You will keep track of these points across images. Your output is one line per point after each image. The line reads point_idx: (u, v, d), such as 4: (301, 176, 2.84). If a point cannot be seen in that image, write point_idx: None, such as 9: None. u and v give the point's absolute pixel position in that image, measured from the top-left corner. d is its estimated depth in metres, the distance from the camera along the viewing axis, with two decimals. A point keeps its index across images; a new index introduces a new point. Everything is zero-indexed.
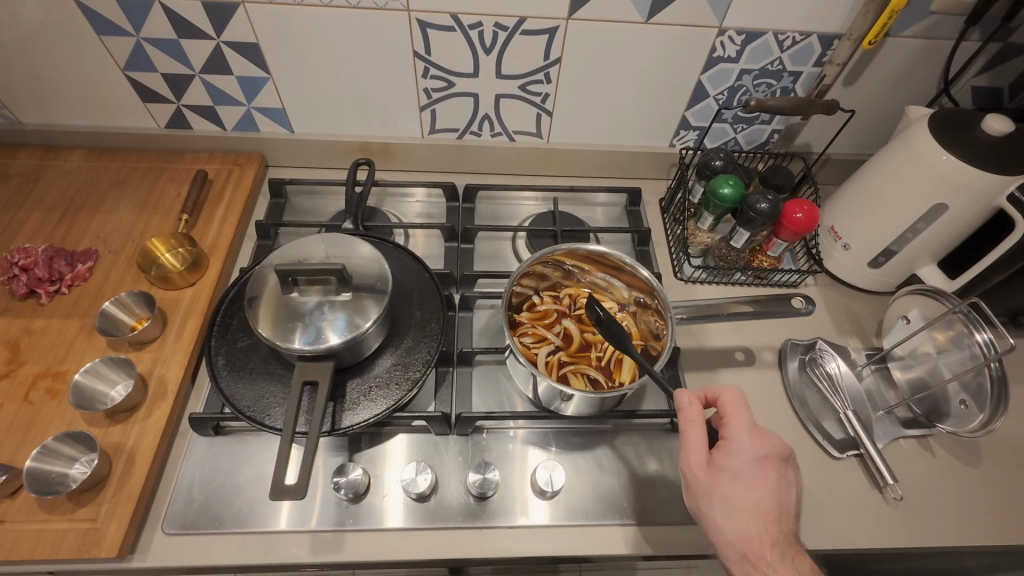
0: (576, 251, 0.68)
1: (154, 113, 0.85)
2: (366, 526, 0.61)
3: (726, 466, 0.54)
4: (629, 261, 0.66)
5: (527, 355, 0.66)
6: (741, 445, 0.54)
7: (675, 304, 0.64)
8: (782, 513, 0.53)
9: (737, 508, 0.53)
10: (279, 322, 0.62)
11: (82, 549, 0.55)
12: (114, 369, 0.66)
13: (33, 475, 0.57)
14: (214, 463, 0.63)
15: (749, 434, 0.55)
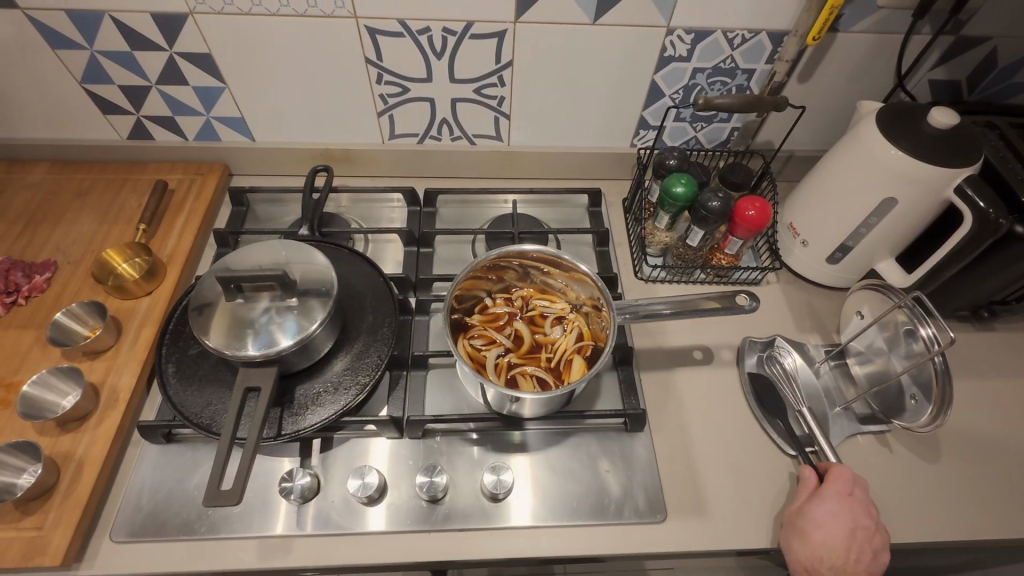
0: (508, 253, 0.67)
1: (115, 124, 0.86)
2: (313, 532, 0.61)
3: (812, 507, 0.60)
4: (565, 257, 0.67)
5: (476, 358, 0.66)
6: (827, 496, 0.60)
7: (658, 300, 0.64)
8: (863, 551, 0.57)
9: (808, 539, 0.58)
10: (225, 329, 0.62)
11: (26, 558, 0.55)
12: (64, 380, 0.66)
13: None
14: (164, 471, 0.64)
15: (841, 494, 0.60)
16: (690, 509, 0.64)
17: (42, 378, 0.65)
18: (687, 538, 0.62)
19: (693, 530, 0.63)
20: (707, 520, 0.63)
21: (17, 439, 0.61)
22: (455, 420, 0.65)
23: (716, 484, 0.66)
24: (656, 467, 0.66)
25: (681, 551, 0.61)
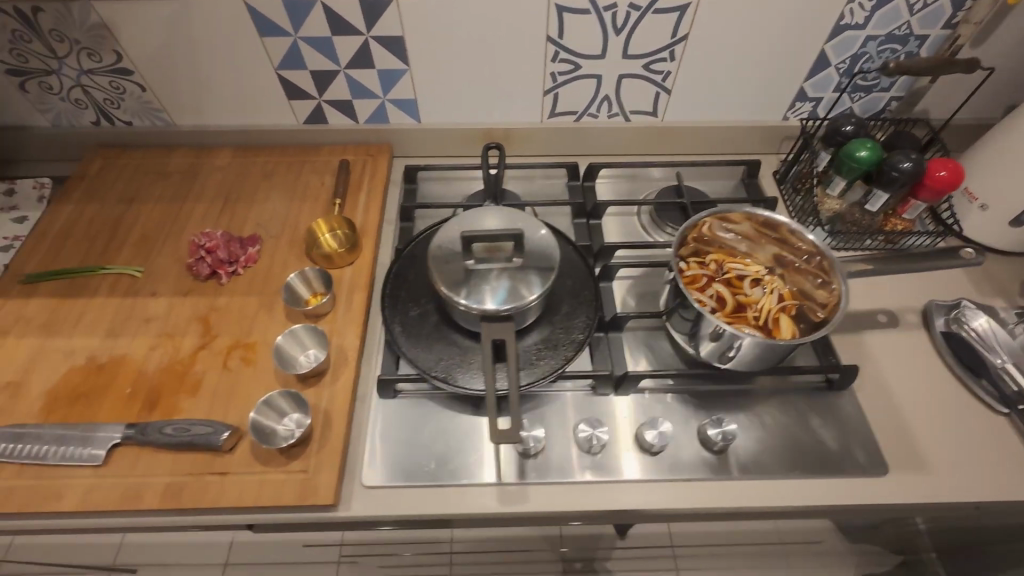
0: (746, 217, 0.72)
1: (296, 109, 0.91)
2: (546, 480, 0.64)
3: None
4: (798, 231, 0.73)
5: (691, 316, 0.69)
6: None
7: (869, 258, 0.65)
8: None
9: None
10: (453, 279, 0.66)
11: (302, 496, 0.60)
12: (309, 337, 0.71)
13: (255, 426, 0.63)
14: (397, 424, 0.67)
15: None
16: (908, 462, 0.65)
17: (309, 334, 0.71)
18: (912, 490, 0.63)
19: (916, 482, 0.64)
20: (931, 473, 0.64)
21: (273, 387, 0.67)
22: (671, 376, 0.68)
23: (930, 440, 0.67)
24: (866, 422, 0.68)
25: (907, 502, 0.62)
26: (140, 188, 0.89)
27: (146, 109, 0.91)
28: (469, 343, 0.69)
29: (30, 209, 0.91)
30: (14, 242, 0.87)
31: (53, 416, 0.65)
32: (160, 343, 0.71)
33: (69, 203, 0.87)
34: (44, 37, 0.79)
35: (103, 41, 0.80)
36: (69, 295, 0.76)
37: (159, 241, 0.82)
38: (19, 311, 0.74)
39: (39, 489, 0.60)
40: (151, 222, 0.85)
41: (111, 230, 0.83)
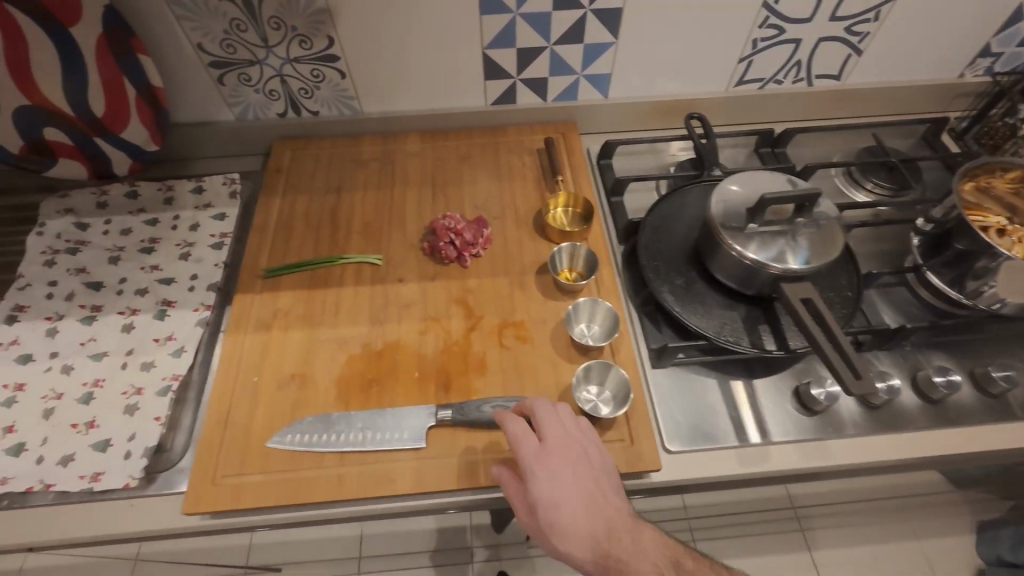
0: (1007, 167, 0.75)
1: (489, 89, 0.90)
2: (841, 434, 0.66)
3: None
4: None
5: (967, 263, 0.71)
6: None
7: None
8: None
9: None
10: (730, 226, 0.68)
11: (631, 464, 0.61)
12: (597, 312, 0.72)
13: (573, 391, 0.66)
14: (683, 391, 0.69)
15: None
16: None
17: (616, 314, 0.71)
18: None
19: None
20: None
21: (563, 358, 0.69)
22: (941, 328, 0.71)
23: None
24: None
25: None
26: (343, 177, 0.87)
27: (339, 97, 0.89)
28: (742, 307, 0.71)
29: (227, 206, 0.89)
30: (224, 240, 0.85)
31: (353, 405, 0.65)
32: (430, 328, 0.71)
33: (278, 197, 0.85)
34: (262, 25, 0.77)
35: (322, 27, 0.78)
36: (317, 286, 0.75)
37: (384, 228, 0.82)
38: (274, 305, 0.73)
39: (370, 475, 0.61)
40: (368, 210, 0.84)
41: (331, 221, 0.83)
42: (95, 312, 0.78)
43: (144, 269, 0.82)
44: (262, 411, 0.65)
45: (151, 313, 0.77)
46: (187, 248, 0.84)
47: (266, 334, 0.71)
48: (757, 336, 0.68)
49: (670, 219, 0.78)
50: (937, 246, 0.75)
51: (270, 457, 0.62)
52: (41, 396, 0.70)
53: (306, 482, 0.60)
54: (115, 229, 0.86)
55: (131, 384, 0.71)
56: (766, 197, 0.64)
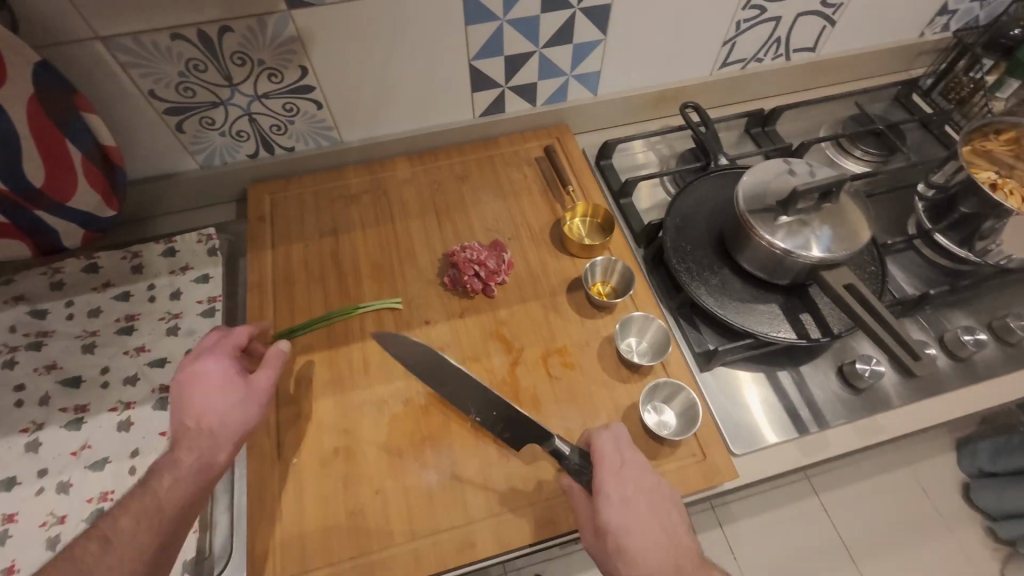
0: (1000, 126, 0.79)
1: (476, 102, 0.85)
2: (889, 407, 0.68)
3: None
4: None
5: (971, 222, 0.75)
6: None
7: None
8: None
9: None
10: (759, 215, 0.67)
11: (709, 477, 0.61)
12: (646, 327, 0.70)
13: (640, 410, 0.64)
14: (736, 391, 0.69)
15: None
16: None
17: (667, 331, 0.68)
18: None
19: None
20: None
21: (616, 379, 0.67)
22: (960, 289, 0.74)
23: None
24: None
25: None
26: (336, 217, 0.80)
27: (315, 129, 0.81)
28: (779, 297, 0.71)
29: (208, 265, 0.80)
30: (214, 305, 0.77)
31: (411, 469, 0.61)
32: (471, 370, 0.67)
33: (268, 249, 0.77)
34: (224, 62, 0.68)
35: (292, 57, 0.70)
36: (338, 344, 0.69)
37: (395, 268, 0.76)
38: (295, 373, 0.67)
39: (448, 543, 0.57)
40: (373, 250, 0.78)
41: (334, 268, 0.76)
42: (81, 413, 0.68)
43: (129, 353, 0.73)
44: (312, 496, 0.59)
45: (150, 403, 0.69)
46: (175, 321, 0.75)
47: (294, 408, 0.64)
48: (800, 324, 0.69)
49: (689, 216, 0.77)
50: (943, 208, 0.78)
51: (333, 545, 0.56)
52: (40, 524, 0.61)
53: (380, 566, 0.56)
54: (81, 312, 0.75)
55: None
56: (798, 189, 0.64)
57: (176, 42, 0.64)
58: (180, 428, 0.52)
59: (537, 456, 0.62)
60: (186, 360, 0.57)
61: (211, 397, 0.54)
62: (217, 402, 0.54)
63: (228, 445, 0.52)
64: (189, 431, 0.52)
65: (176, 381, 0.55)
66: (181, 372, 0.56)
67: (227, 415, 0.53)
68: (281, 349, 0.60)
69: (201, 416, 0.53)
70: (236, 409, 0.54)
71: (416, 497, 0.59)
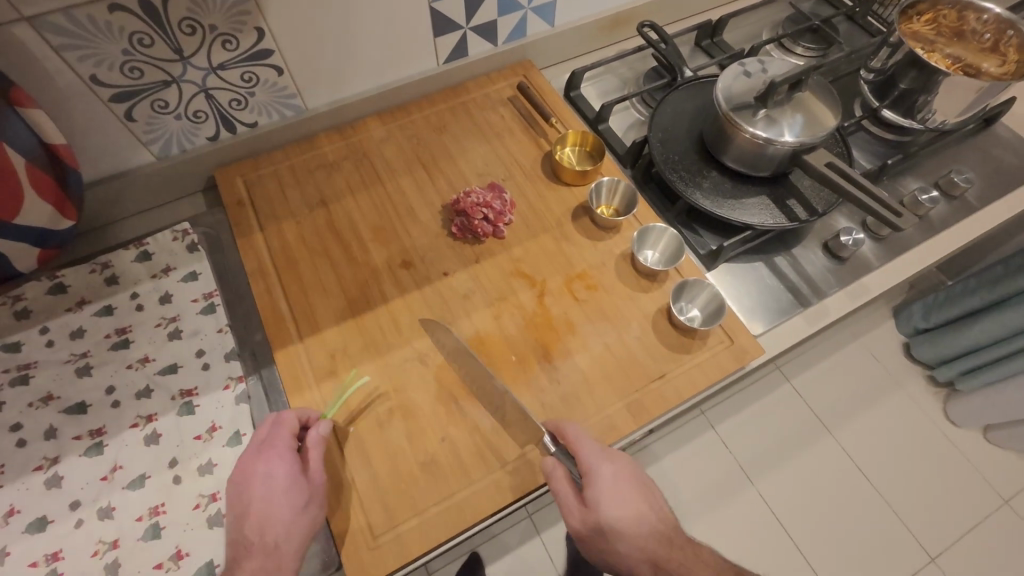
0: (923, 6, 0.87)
1: (439, 48, 0.83)
2: (871, 269, 0.77)
3: None
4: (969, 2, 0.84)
5: (912, 97, 0.82)
6: None
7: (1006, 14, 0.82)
8: None
9: None
10: (740, 110, 0.71)
11: (740, 358, 0.67)
12: (659, 237, 0.74)
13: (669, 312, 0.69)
14: (743, 280, 0.75)
15: None
16: None
17: (680, 239, 0.73)
18: None
19: None
20: None
21: (640, 290, 0.70)
22: (910, 156, 0.83)
23: None
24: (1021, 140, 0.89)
25: None
26: (322, 188, 0.77)
27: (277, 99, 0.76)
28: (765, 188, 0.76)
29: (193, 262, 0.75)
30: (213, 300, 0.72)
31: (470, 411, 0.62)
32: (502, 309, 0.69)
33: (258, 232, 0.73)
34: (172, 33, 0.62)
35: (246, 19, 0.64)
36: (362, 311, 0.68)
37: (397, 227, 0.74)
38: (327, 347, 0.65)
39: (524, 467, 0.60)
40: (369, 213, 0.76)
41: (334, 238, 0.73)
42: (99, 436, 0.63)
43: (133, 366, 0.68)
44: (381, 457, 0.59)
45: (175, 411, 0.65)
46: (174, 325, 0.70)
47: (335, 380, 0.63)
48: (789, 210, 0.74)
49: (670, 129, 0.80)
50: (886, 86, 0.84)
51: (415, 496, 0.58)
52: (92, 553, 0.57)
53: (465, 504, 0.58)
54: (62, 336, 0.69)
55: (199, 494, 0.61)
56: (774, 81, 0.68)
57: (115, 13, 0.57)
58: (244, 545, 0.51)
59: (584, 373, 0.65)
60: (245, 455, 0.55)
61: (276, 498, 0.52)
62: (282, 508, 0.52)
63: (288, 564, 0.51)
64: (252, 547, 0.51)
65: (237, 478, 0.54)
66: (240, 474, 0.54)
67: (287, 527, 0.52)
68: (321, 433, 0.57)
69: (265, 524, 0.51)
70: (295, 520, 0.52)
71: (482, 434, 0.61)
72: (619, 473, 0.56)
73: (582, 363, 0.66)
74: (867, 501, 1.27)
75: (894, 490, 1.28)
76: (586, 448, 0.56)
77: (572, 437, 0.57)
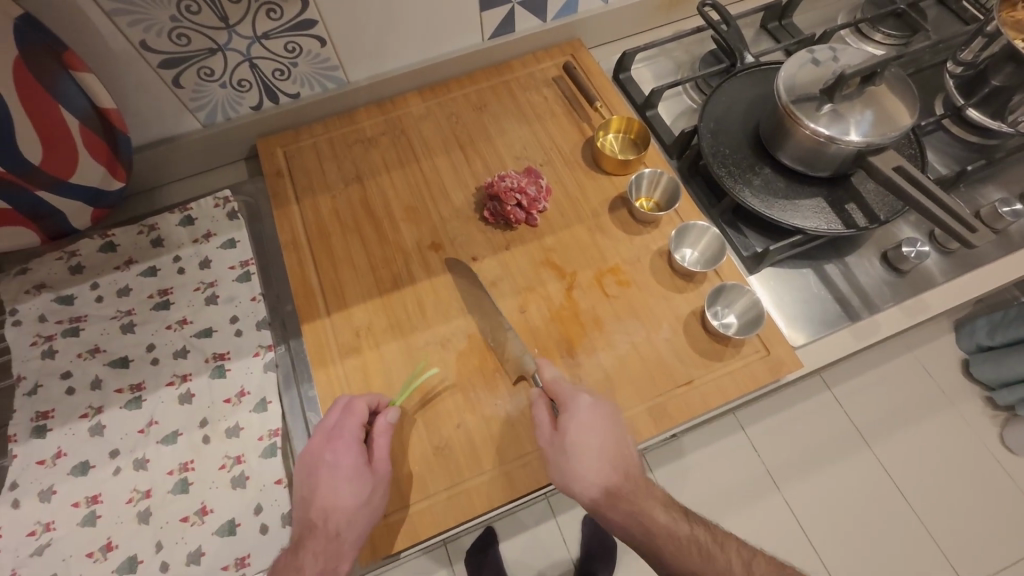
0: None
1: (485, 22, 0.79)
2: (934, 285, 0.71)
3: None
4: None
5: (1004, 94, 0.74)
6: None
7: None
8: None
9: None
10: (801, 104, 0.65)
11: (776, 370, 0.63)
12: (700, 236, 0.70)
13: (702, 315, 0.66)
14: (787, 286, 0.71)
15: None
16: None
17: (723, 239, 0.69)
18: None
19: None
20: None
21: (675, 291, 0.67)
22: (994, 162, 0.75)
23: None
24: None
25: None
26: (359, 164, 0.77)
27: (319, 71, 0.76)
28: (823, 190, 0.70)
29: (232, 229, 0.76)
30: (249, 268, 0.74)
31: (488, 400, 0.62)
32: (530, 299, 0.67)
33: (294, 205, 0.74)
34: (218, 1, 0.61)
35: None
36: (389, 291, 0.68)
37: (430, 208, 0.74)
38: (352, 324, 0.66)
39: (538, 462, 0.59)
40: (403, 192, 0.75)
41: (367, 215, 0.73)
42: (139, 391, 0.67)
43: (172, 326, 0.70)
44: (397, 438, 0.60)
45: (208, 373, 0.68)
46: (212, 290, 0.73)
47: (358, 357, 0.64)
48: (846, 216, 0.69)
49: (723, 119, 0.75)
50: (975, 83, 0.76)
51: (427, 479, 0.58)
52: (127, 500, 0.61)
53: (475, 492, 0.58)
54: (110, 293, 0.72)
55: (225, 455, 0.64)
56: (845, 73, 0.62)
57: None
58: (308, 524, 0.53)
59: (607, 371, 0.63)
60: (313, 441, 0.57)
61: (341, 486, 0.54)
62: (347, 496, 0.53)
63: (347, 552, 0.52)
64: (315, 529, 0.53)
65: (304, 462, 0.56)
66: (309, 457, 0.56)
67: (349, 516, 0.53)
68: (389, 421, 0.57)
69: (330, 511, 0.53)
70: (357, 511, 0.53)
71: (498, 424, 0.61)
72: (597, 410, 0.57)
73: (606, 361, 0.64)
74: (901, 523, 1.21)
75: (932, 514, 1.21)
76: (563, 385, 0.58)
77: (548, 380, 0.59)
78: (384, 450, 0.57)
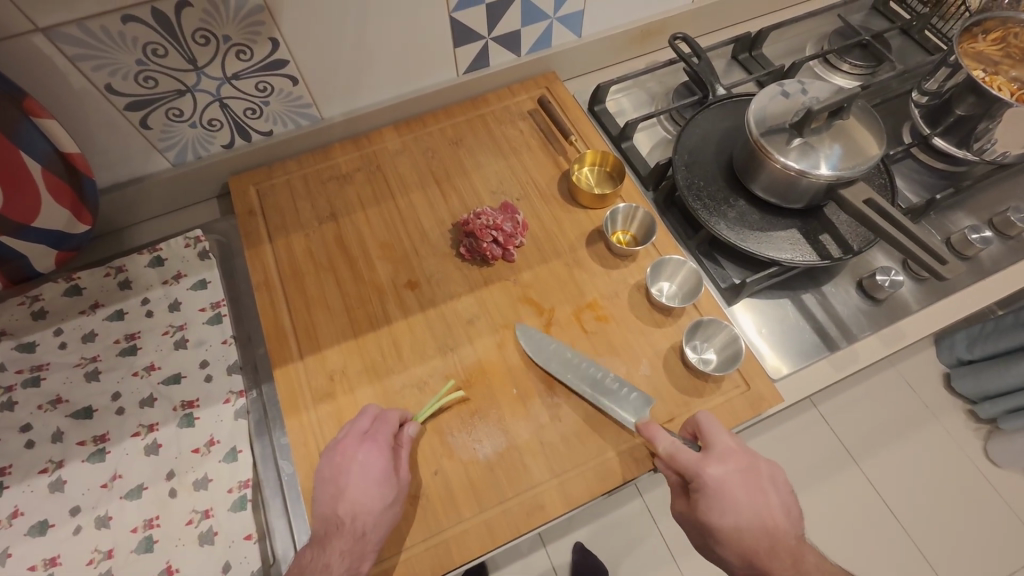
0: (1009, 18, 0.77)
1: (459, 57, 0.80)
2: (909, 314, 0.71)
3: None
4: None
5: (966, 124, 0.75)
6: None
7: None
8: None
9: None
10: (772, 140, 0.66)
11: (756, 406, 0.63)
12: (677, 268, 0.70)
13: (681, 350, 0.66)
14: (766, 319, 0.71)
15: None
16: None
17: (700, 272, 0.69)
18: None
19: None
20: None
21: (654, 326, 0.67)
22: (962, 190, 0.76)
23: None
24: None
25: None
26: (333, 201, 0.76)
27: (292, 108, 0.75)
28: (796, 221, 0.71)
29: (203, 270, 0.75)
30: (221, 310, 0.72)
31: (466, 444, 0.60)
32: (507, 337, 0.66)
33: (267, 243, 0.73)
34: (186, 44, 0.61)
35: (261, 29, 0.63)
36: (364, 331, 0.66)
37: (406, 245, 0.73)
38: (326, 368, 0.64)
39: (517, 509, 0.58)
40: (378, 229, 0.74)
41: (342, 254, 0.72)
42: (103, 443, 0.64)
43: (138, 373, 0.68)
44: None
45: (176, 423, 0.65)
46: (181, 333, 0.70)
47: (332, 403, 0.63)
48: (820, 246, 0.69)
49: (697, 152, 0.75)
50: (940, 112, 0.77)
51: (402, 532, 0.56)
52: (88, 562, 0.58)
53: (454, 542, 0.56)
54: (74, 339, 0.69)
55: (193, 509, 0.61)
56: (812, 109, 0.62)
57: (129, 24, 0.57)
58: (335, 522, 0.52)
59: (587, 412, 0.62)
60: (345, 441, 0.56)
61: (370, 489, 0.54)
62: (375, 500, 0.53)
63: (370, 553, 0.52)
64: (342, 526, 0.52)
65: (335, 461, 0.55)
66: (340, 456, 0.56)
67: (375, 517, 0.53)
68: (412, 434, 0.58)
69: (357, 511, 0.53)
70: (383, 513, 0.53)
71: (476, 469, 0.59)
72: (730, 477, 0.54)
73: (585, 400, 0.63)
74: (896, 544, 1.19)
75: (926, 532, 1.20)
76: (687, 455, 0.54)
77: (663, 448, 0.55)
78: (407, 461, 0.57)
